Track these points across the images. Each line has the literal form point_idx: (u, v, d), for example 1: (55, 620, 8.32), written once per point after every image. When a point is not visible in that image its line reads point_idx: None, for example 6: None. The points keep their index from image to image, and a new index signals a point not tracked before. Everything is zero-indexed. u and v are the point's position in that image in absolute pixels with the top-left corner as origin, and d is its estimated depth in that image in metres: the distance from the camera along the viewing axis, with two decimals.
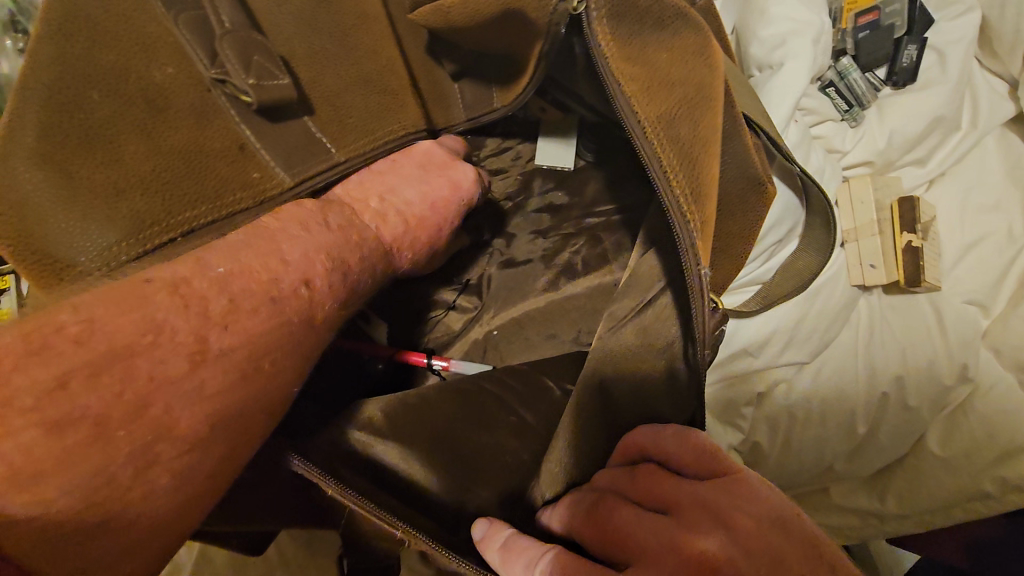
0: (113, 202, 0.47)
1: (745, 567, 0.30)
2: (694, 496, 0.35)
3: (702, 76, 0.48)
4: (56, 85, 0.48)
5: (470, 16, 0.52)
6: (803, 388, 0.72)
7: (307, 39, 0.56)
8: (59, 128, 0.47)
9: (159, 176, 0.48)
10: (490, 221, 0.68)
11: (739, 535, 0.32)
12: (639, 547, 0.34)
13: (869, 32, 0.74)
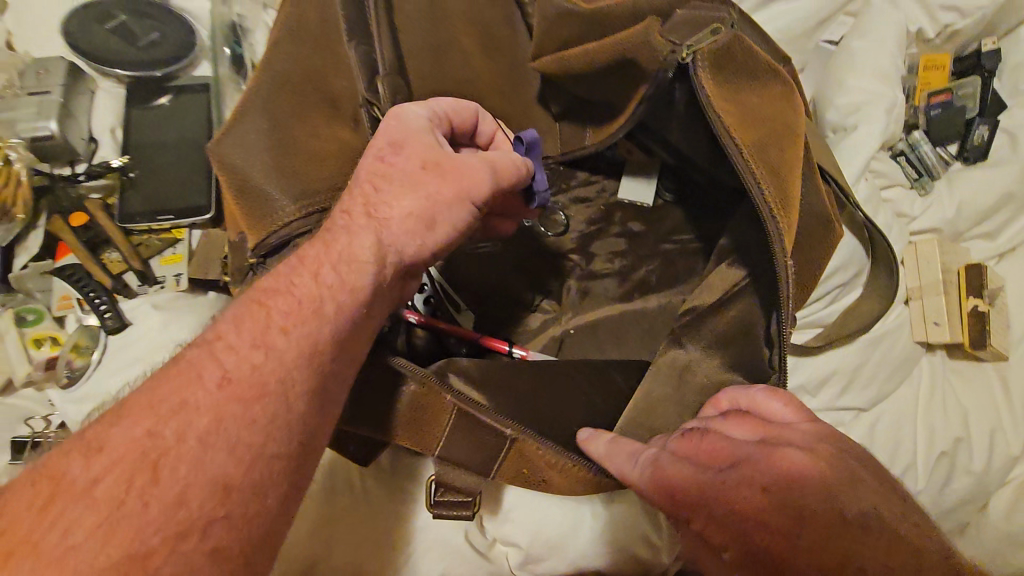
0: (299, 177, 0.52)
1: (828, 478, 0.35)
2: (785, 432, 0.40)
3: (788, 118, 0.57)
4: (279, 76, 0.57)
5: (591, 61, 0.63)
6: (863, 435, 0.73)
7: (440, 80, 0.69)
8: (269, 116, 0.55)
9: (325, 162, 0.54)
10: (574, 239, 0.76)
11: (824, 455, 0.37)
12: (736, 451, 0.39)
13: (942, 110, 0.80)
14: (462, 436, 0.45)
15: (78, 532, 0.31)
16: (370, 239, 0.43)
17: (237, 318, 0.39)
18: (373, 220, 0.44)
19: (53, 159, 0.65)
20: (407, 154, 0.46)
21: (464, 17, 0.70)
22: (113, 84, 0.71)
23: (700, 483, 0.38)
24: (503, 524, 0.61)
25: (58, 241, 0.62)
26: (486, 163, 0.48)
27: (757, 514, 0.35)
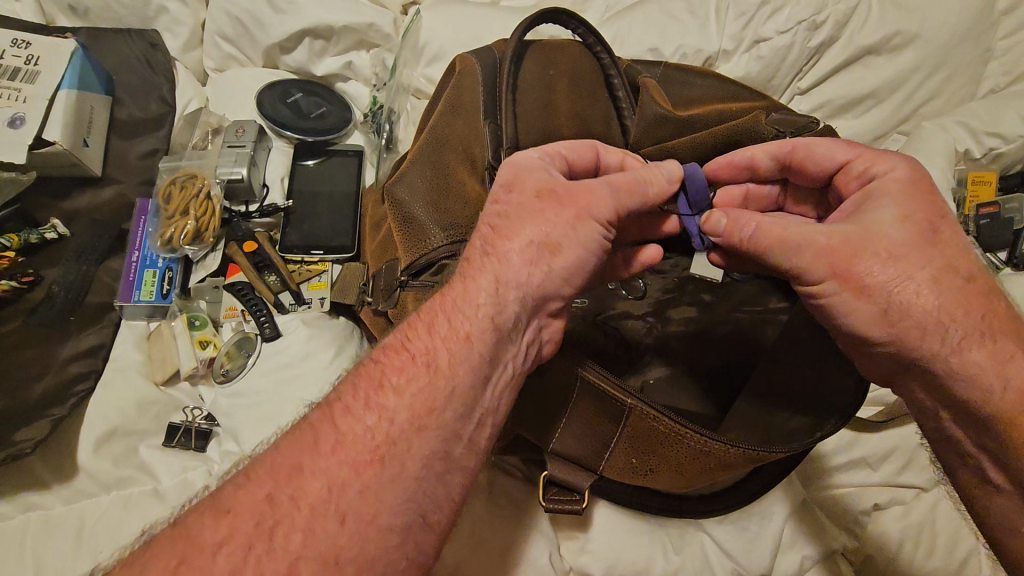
0: (436, 213, 0.61)
1: (952, 294, 0.51)
2: (887, 192, 0.54)
3: None
4: (445, 129, 0.66)
5: (694, 144, 0.77)
6: (925, 514, 0.75)
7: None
8: (424, 163, 0.64)
9: (459, 206, 0.62)
10: (650, 302, 0.86)
11: (932, 217, 0.53)
12: (898, 297, 0.51)
13: (991, 220, 0.89)
14: (584, 412, 0.52)
15: (253, 498, 0.37)
16: (490, 279, 0.47)
17: (384, 353, 0.45)
18: (495, 257, 0.48)
19: (235, 197, 0.79)
20: (521, 189, 0.51)
21: (567, 114, 0.86)
22: (283, 144, 0.88)
23: (888, 313, 0.51)
24: (580, 553, 0.65)
25: (231, 262, 0.76)
26: (606, 185, 0.51)
27: (942, 365, 0.50)
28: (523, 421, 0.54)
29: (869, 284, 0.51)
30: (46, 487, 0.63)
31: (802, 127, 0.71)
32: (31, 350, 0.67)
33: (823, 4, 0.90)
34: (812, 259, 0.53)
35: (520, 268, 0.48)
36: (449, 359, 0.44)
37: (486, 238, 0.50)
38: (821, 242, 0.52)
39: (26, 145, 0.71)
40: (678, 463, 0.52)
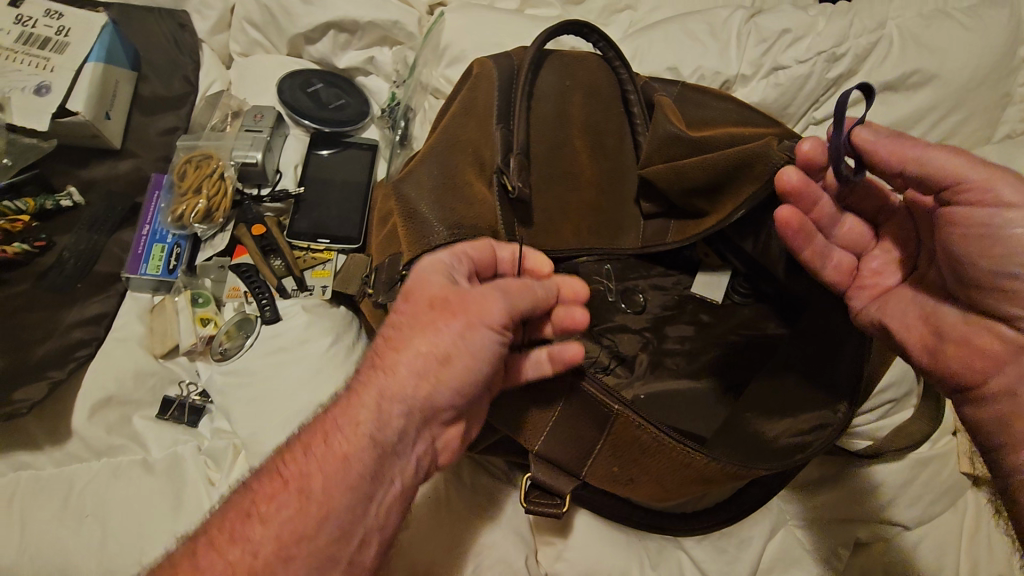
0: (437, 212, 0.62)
1: None
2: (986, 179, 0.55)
3: None
4: (458, 132, 0.67)
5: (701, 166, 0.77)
6: (904, 553, 0.74)
7: (552, 175, 0.86)
8: (435, 161, 0.65)
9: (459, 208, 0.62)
10: (648, 319, 0.88)
11: None
12: None
13: None
14: (573, 415, 0.52)
15: None
16: (372, 396, 0.46)
17: (257, 479, 0.44)
18: (381, 371, 0.47)
19: (248, 181, 0.80)
20: (415, 300, 0.48)
21: (580, 126, 0.88)
22: (299, 133, 0.89)
23: None
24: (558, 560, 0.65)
25: (238, 243, 0.77)
26: (503, 292, 0.48)
27: None
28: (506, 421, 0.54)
29: (1003, 238, 0.48)
30: (39, 448, 0.64)
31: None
32: (38, 314, 0.69)
33: (845, 37, 0.90)
34: (974, 172, 0.49)
35: (407, 381, 0.46)
36: (326, 483, 0.44)
37: (380, 356, 0.48)
38: (970, 176, 0.49)
39: (49, 114, 0.73)
40: (656, 474, 0.53)
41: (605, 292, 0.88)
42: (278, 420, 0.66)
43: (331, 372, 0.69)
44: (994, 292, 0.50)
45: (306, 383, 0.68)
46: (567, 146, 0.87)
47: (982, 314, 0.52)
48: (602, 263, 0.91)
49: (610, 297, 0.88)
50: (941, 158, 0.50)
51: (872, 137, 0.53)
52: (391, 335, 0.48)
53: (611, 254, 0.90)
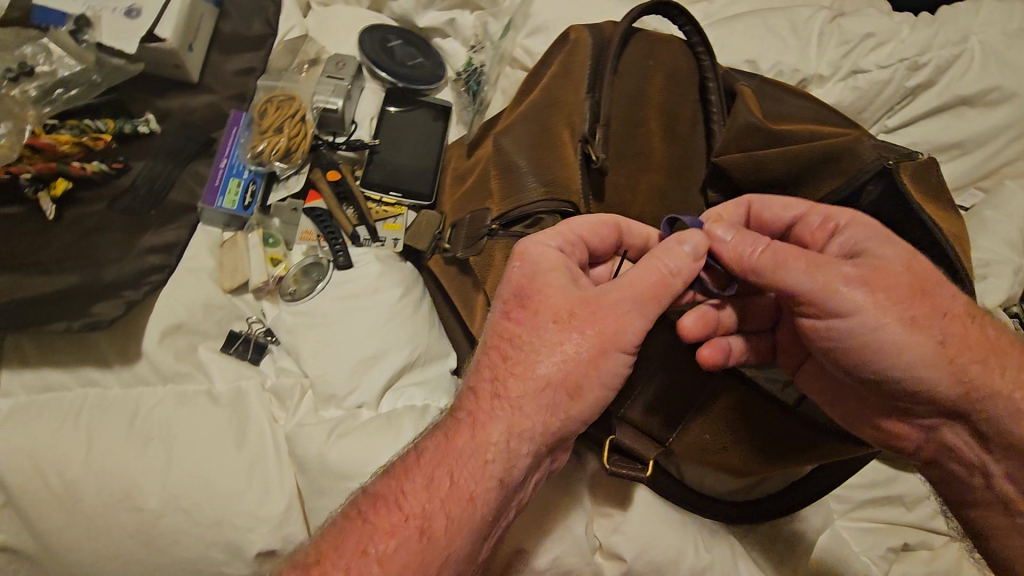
0: (526, 171, 0.62)
1: (956, 339, 0.49)
2: (866, 226, 0.52)
3: (958, 224, 0.69)
4: (552, 98, 0.67)
5: (784, 158, 0.76)
6: (950, 562, 0.75)
7: (626, 154, 0.85)
8: (529, 119, 0.65)
9: (548, 168, 0.62)
10: None
11: (914, 256, 0.50)
12: (903, 356, 0.48)
13: None
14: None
15: None
16: (502, 427, 0.48)
17: (376, 509, 0.48)
18: (504, 402, 0.49)
19: (325, 127, 0.80)
20: (543, 312, 0.50)
21: (656, 108, 0.87)
22: (375, 86, 0.88)
23: (889, 349, 0.48)
24: (616, 530, 0.65)
25: (312, 187, 0.76)
26: (632, 294, 0.49)
27: (920, 386, 0.49)
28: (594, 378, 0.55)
29: (868, 345, 0.49)
30: (108, 366, 0.63)
31: (905, 154, 0.70)
32: (114, 234, 0.67)
33: (927, 47, 0.91)
34: (814, 291, 0.49)
35: (532, 412, 0.48)
36: (449, 512, 0.48)
37: (495, 381, 0.50)
38: (804, 290, 0.49)
39: (138, 37, 0.72)
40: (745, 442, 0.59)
41: None
42: (347, 365, 0.65)
43: (399, 322, 0.69)
44: (864, 381, 0.51)
45: (373, 332, 0.67)
46: (641, 127, 0.87)
47: (899, 415, 0.53)
48: None
49: None
50: (798, 266, 0.49)
51: (723, 243, 0.52)
52: (503, 352, 0.50)
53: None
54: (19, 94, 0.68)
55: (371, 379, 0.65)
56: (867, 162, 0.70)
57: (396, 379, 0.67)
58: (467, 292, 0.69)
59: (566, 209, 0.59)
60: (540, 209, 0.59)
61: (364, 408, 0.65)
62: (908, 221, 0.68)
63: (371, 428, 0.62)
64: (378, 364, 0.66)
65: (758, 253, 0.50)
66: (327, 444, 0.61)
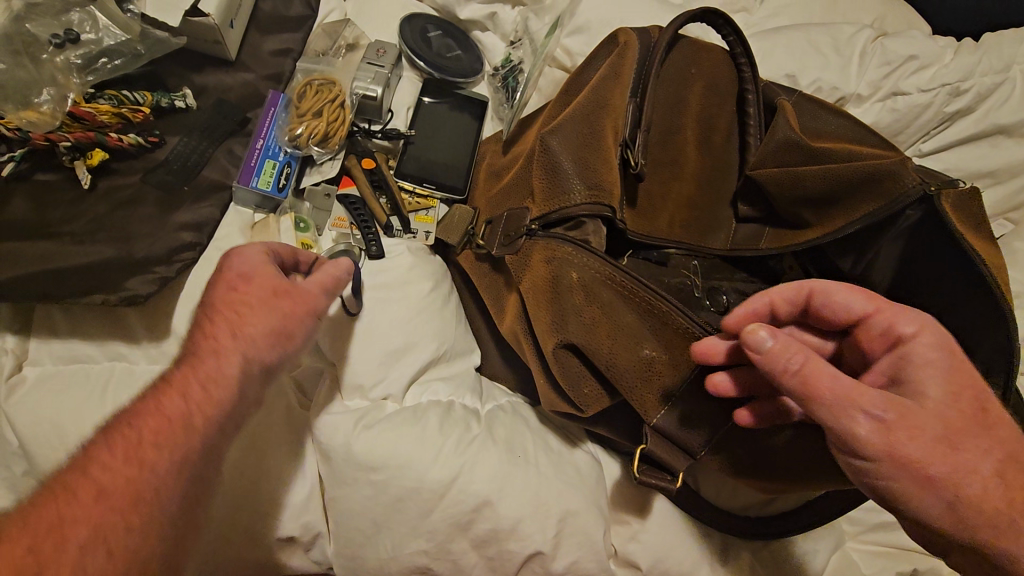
0: (571, 170, 0.61)
1: (995, 489, 0.46)
2: (921, 356, 0.50)
3: (996, 253, 0.68)
4: (599, 97, 0.66)
5: (822, 176, 0.76)
6: None
7: (660, 161, 0.86)
8: (574, 120, 0.64)
9: (593, 170, 0.61)
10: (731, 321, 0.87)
11: (966, 396, 0.48)
12: (928, 502, 0.46)
13: None
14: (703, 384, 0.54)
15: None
16: (234, 363, 0.51)
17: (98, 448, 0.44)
18: (239, 340, 0.51)
19: (362, 114, 0.79)
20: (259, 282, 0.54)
21: (693, 116, 0.87)
22: (412, 76, 0.88)
23: (917, 493, 0.46)
24: (632, 538, 0.65)
25: (347, 174, 0.76)
26: (321, 286, 0.57)
27: (950, 537, 0.47)
28: (629, 385, 0.54)
29: (890, 485, 0.47)
30: (137, 342, 0.63)
31: (947, 181, 0.70)
32: (148, 209, 0.66)
33: (970, 73, 0.90)
34: (868, 439, 0.46)
35: (237, 357, 0.51)
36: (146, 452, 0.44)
37: (256, 341, 0.52)
38: (823, 421, 0.47)
39: (182, 11, 0.70)
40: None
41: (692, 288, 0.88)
42: (376, 356, 0.65)
43: (428, 316, 0.68)
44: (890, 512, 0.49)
45: (401, 324, 0.67)
46: (676, 136, 0.86)
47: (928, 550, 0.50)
48: (691, 258, 0.90)
49: (696, 293, 0.87)
50: (825, 397, 0.46)
51: (763, 350, 0.48)
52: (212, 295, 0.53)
53: (700, 251, 0.89)
54: (62, 62, 0.67)
55: (399, 371, 0.65)
56: (909, 186, 0.69)
57: (421, 373, 0.67)
58: (498, 291, 0.69)
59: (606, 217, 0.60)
60: (583, 211, 0.59)
61: (390, 400, 0.65)
62: (943, 248, 0.68)
63: (398, 421, 0.62)
64: (406, 356, 0.66)
65: (792, 373, 0.47)
66: (354, 434, 0.60)
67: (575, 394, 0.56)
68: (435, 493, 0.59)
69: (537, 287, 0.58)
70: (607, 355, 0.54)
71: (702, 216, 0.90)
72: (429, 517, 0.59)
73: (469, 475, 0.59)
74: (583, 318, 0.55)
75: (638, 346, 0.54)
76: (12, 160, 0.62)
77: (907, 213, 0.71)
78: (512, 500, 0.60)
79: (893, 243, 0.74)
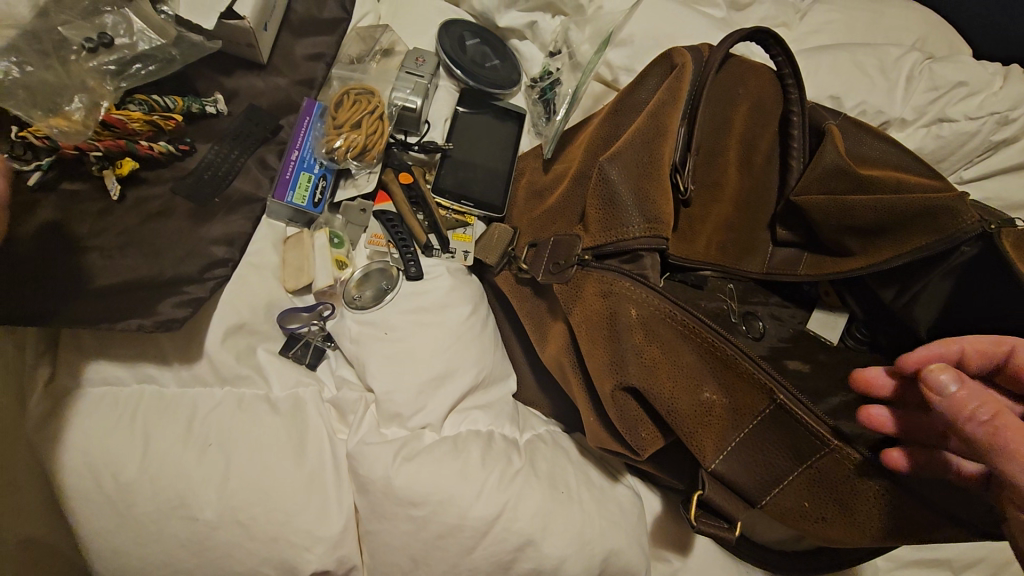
0: (629, 200, 0.59)
1: None
2: None
3: None
4: (658, 124, 0.63)
5: (875, 207, 0.74)
6: None
7: (704, 183, 0.83)
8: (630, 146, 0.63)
9: (653, 201, 0.59)
10: (767, 348, 0.86)
11: None
12: None
13: None
14: (769, 431, 0.51)
15: None
16: None
17: None
18: None
19: (399, 125, 0.76)
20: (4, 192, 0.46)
21: (738, 137, 0.84)
22: (449, 86, 0.85)
23: None
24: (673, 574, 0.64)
25: (383, 189, 0.73)
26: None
27: None
28: (685, 429, 0.52)
29: None
30: (167, 363, 0.60)
31: (1002, 219, 0.69)
32: (179, 221, 0.63)
33: (1020, 101, 0.88)
34: None
35: None
36: None
37: None
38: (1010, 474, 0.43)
39: (218, 13, 0.67)
40: (854, 519, 0.51)
41: (728, 313, 0.86)
42: (414, 384, 0.63)
43: (467, 341, 0.66)
44: None
45: (439, 348, 0.64)
46: (720, 155, 0.84)
47: None
48: (727, 282, 0.88)
49: (732, 318, 0.85)
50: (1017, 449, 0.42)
51: (947, 394, 0.46)
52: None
53: (735, 275, 0.87)
54: (94, 67, 0.62)
55: (438, 399, 0.63)
56: (967, 223, 0.68)
57: (460, 401, 0.64)
58: (542, 318, 0.67)
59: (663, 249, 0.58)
60: (640, 242, 0.57)
61: (428, 430, 0.62)
62: (1001, 286, 0.68)
63: (436, 454, 0.59)
64: (445, 384, 0.64)
65: (979, 422, 0.44)
66: (394, 466, 0.58)
67: (630, 434, 0.55)
68: (478, 530, 0.56)
69: (592, 323, 0.56)
70: (664, 396, 0.52)
71: (741, 239, 0.88)
72: (471, 554, 0.56)
73: (512, 512, 0.57)
74: (640, 356, 0.53)
75: (698, 387, 0.52)
76: (40, 168, 0.59)
77: (960, 249, 0.71)
78: (557, 540, 0.57)
79: (945, 276, 0.74)
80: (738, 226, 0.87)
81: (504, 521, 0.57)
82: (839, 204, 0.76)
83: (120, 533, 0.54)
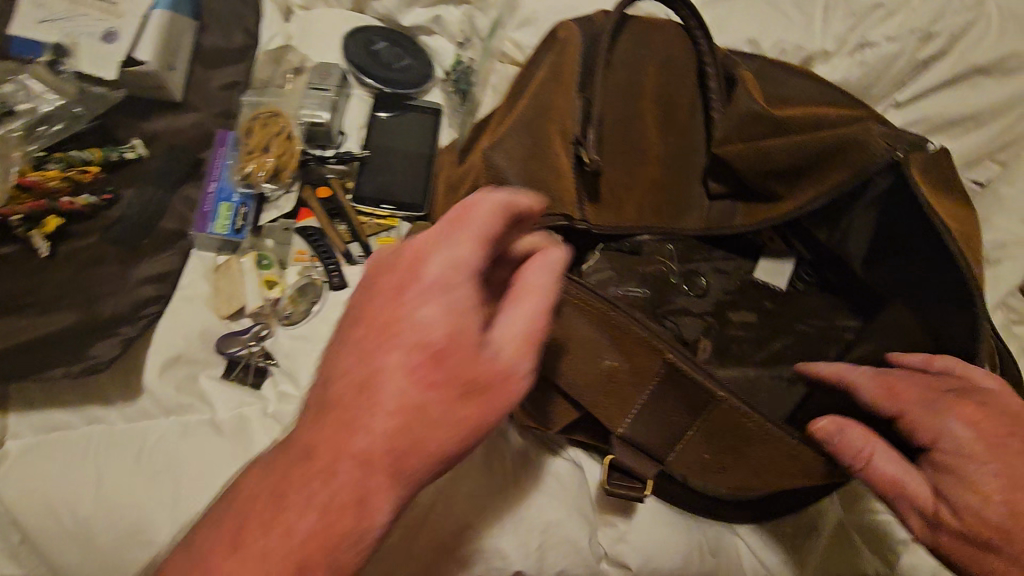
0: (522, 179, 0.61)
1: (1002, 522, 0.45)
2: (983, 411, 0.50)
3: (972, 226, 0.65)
4: (544, 104, 0.65)
5: (783, 149, 0.74)
6: None
7: (625, 149, 0.83)
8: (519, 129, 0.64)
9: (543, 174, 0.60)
10: (712, 304, 0.86)
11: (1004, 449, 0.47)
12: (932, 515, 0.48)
13: None
14: (668, 391, 0.52)
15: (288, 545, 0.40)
16: None
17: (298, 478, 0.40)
18: None
19: (313, 140, 0.79)
20: None
21: (652, 98, 0.84)
22: (363, 93, 0.86)
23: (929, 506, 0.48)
24: (622, 537, 0.66)
25: (303, 206, 0.76)
26: None
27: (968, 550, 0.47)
28: (588, 399, 0.54)
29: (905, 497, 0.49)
30: (112, 403, 0.65)
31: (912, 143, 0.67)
32: (109, 267, 0.67)
33: (940, 16, 0.86)
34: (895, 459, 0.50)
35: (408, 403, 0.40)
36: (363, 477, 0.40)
37: None
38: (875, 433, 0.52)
39: (117, 62, 0.71)
40: (750, 461, 0.54)
41: (669, 274, 0.86)
42: None
43: None
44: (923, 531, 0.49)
45: None
46: (637, 118, 0.84)
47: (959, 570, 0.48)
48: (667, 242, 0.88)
49: (673, 278, 0.86)
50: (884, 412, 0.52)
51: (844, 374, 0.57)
52: None
53: (673, 235, 0.86)
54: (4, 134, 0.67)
55: None
56: (876, 153, 0.67)
57: None
58: None
59: (560, 223, 0.59)
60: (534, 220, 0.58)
61: None
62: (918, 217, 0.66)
63: None
64: None
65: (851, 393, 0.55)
66: None
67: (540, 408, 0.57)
68: (414, 521, 0.59)
69: None
70: (566, 370, 0.54)
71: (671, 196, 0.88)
72: (412, 546, 0.59)
73: (445, 500, 0.60)
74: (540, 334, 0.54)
75: (596, 358, 0.53)
76: None
77: (875, 181, 0.70)
78: (490, 521, 0.60)
79: (869, 206, 0.72)
80: (669, 183, 0.87)
81: (439, 509, 0.60)
82: (748, 150, 0.77)
83: (83, 567, 0.58)
